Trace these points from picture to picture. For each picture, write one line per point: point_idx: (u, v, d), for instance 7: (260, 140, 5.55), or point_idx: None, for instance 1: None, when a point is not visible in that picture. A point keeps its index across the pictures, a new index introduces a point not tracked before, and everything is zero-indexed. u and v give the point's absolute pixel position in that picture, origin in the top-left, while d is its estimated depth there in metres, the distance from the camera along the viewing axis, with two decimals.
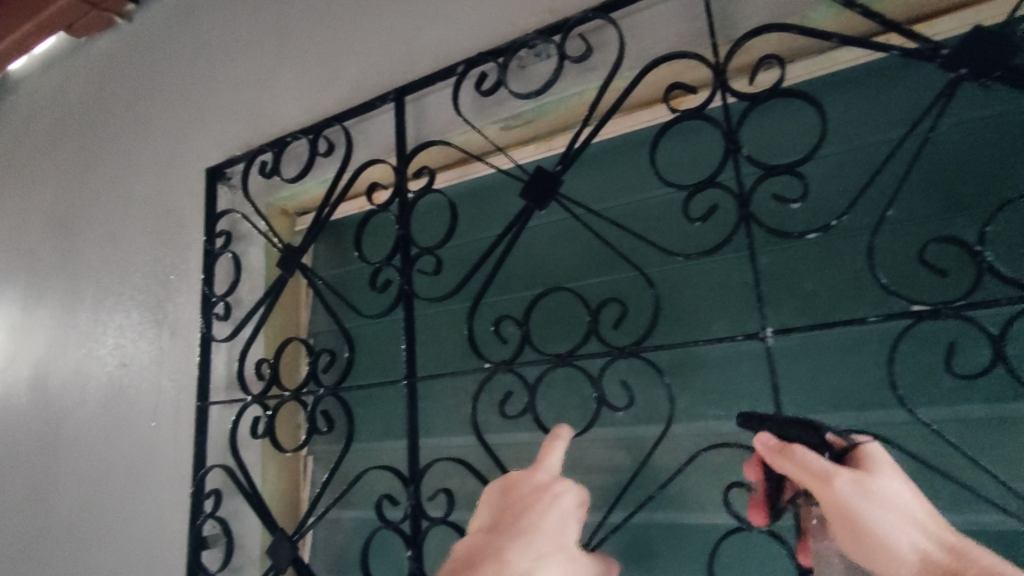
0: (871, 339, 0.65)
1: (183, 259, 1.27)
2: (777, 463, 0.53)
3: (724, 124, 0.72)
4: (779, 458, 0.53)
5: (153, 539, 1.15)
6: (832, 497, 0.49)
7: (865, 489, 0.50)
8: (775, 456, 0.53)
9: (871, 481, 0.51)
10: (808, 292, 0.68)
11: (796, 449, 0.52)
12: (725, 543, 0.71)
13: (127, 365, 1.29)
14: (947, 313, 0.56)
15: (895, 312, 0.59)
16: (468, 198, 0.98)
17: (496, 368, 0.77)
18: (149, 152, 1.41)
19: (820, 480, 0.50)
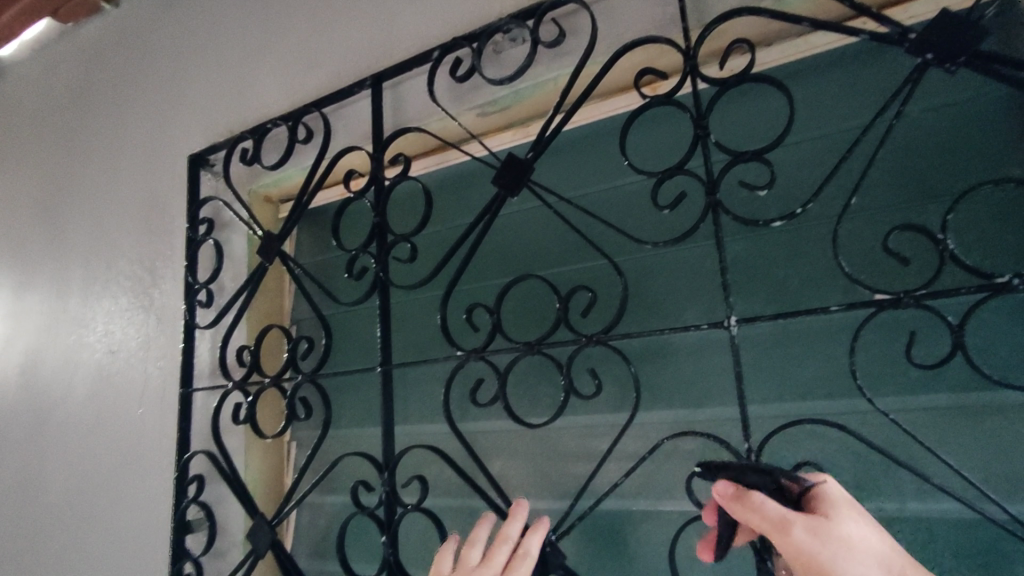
0: (833, 328, 0.65)
1: (168, 246, 1.27)
2: (735, 512, 0.50)
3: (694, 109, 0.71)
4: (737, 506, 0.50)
5: (140, 525, 1.17)
6: (788, 547, 0.47)
7: (822, 535, 0.47)
8: (732, 503, 0.51)
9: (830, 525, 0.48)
10: (775, 280, 0.68)
11: (754, 494, 0.50)
12: (691, 529, 0.71)
13: (115, 352, 1.30)
14: (908, 302, 0.55)
15: (858, 301, 0.58)
16: (444, 185, 0.98)
17: (467, 357, 0.77)
18: (135, 138, 1.40)
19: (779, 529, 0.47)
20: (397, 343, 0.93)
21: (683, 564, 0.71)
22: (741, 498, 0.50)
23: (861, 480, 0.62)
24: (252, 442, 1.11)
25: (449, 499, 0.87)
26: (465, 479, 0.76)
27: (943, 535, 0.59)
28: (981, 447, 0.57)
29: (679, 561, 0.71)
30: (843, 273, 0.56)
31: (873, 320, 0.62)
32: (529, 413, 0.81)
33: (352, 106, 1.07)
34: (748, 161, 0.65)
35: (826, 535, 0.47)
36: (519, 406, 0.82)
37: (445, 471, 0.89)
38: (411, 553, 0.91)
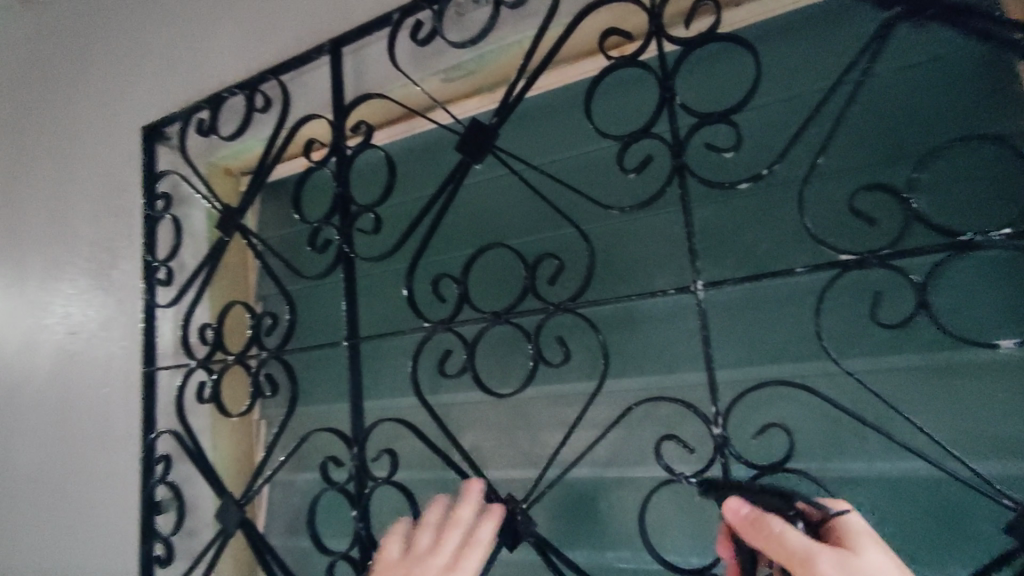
0: (801, 292, 0.63)
1: (126, 223, 1.22)
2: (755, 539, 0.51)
3: (660, 71, 0.69)
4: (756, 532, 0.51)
5: (107, 508, 1.14)
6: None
7: (850, 567, 0.46)
8: (751, 528, 0.52)
9: (858, 557, 0.47)
10: (745, 244, 0.67)
11: (772, 522, 0.51)
12: (660, 494, 0.72)
13: (76, 332, 1.26)
14: (873, 262, 0.56)
15: (823, 263, 0.58)
16: (408, 155, 0.94)
17: (434, 329, 0.76)
18: (86, 110, 1.33)
19: (800, 559, 0.48)
20: (364, 316, 0.91)
21: (652, 529, 0.72)
22: (756, 525, 0.51)
23: (828, 441, 0.62)
24: (218, 421, 1.09)
25: (420, 474, 0.86)
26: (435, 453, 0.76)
27: (909, 494, 0.59)
28: (945, 405, 0.57)
29: (648, 525, 0.72)
30: (810, 234, 0.56)
31: (838, 282, 0.61)
32: (497, 384, 0.80)
33: (311, 74, 1.03)
34: (712, 123, 0.64)
35: (852, 564, 0.46)
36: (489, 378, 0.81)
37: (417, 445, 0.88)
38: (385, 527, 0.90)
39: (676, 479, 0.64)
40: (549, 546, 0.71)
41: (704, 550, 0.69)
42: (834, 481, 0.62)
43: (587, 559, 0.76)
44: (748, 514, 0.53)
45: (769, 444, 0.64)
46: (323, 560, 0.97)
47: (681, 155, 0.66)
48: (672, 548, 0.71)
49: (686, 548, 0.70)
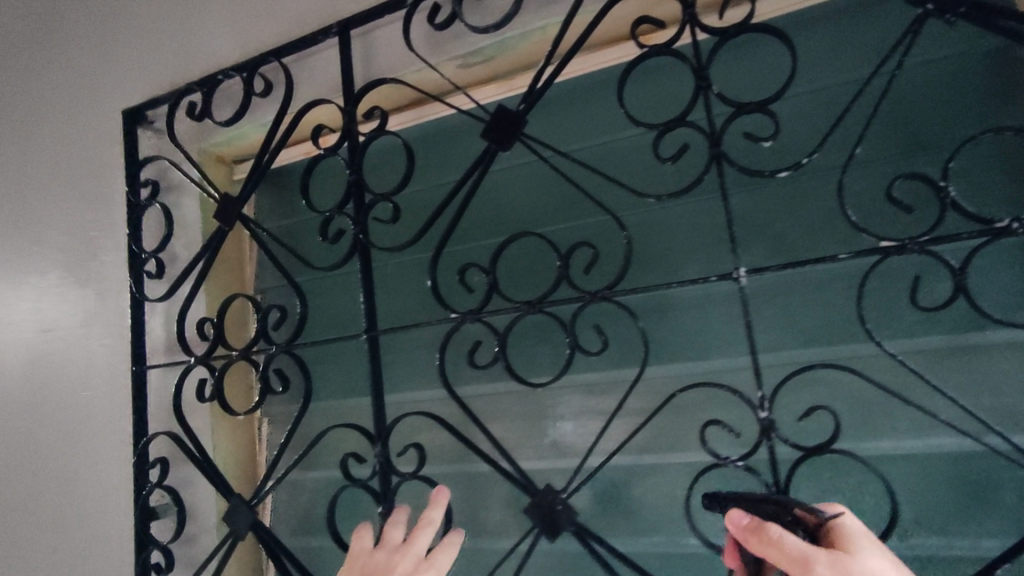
0: (843, 276, 0.65)
1: (105, 214, 1.15)
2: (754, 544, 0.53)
3: (695, 60, 0.70)
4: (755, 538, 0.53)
5: (93, 516, 1.08)
6: None
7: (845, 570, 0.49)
8: (749, 535, 0.54)
9: (852, 560, 0.50)
10: (777, 233, 0.68)
11: (769, 528, 0.53)
12: (704, 481, 0.73)
13: (49, 331, 1.18)
14: (914, 247, 0.58)
15: (864, 249, 0.60)
16: (424, 143, 0.91)
17: (463, 319, 0.75)
18: (55, 92, 1.24)
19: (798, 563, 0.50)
20: (381, 308, 0.89)
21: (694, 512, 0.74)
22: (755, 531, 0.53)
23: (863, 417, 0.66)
24: (220, 419, 1.05)
25: (448, 467, 0.86)
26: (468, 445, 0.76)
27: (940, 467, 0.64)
28: (979, 384, 0.61)
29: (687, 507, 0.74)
30: (852, 223, 0.58)
31: (879, 267, 0.63)
32: (529, 374, 0.80)
33: (315, 57, 0.99)
34: (750, 113, 0.66)
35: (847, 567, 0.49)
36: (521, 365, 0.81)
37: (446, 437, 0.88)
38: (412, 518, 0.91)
39: (724, 463, 0.66)
40: (591, 535, 0.72)
41: None
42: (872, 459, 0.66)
43: (623, 543, 0.78)
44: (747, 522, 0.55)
45: (815, 426, 0.67)
46: (340, 559, 0.95)
47: (719, 144, 0.68)
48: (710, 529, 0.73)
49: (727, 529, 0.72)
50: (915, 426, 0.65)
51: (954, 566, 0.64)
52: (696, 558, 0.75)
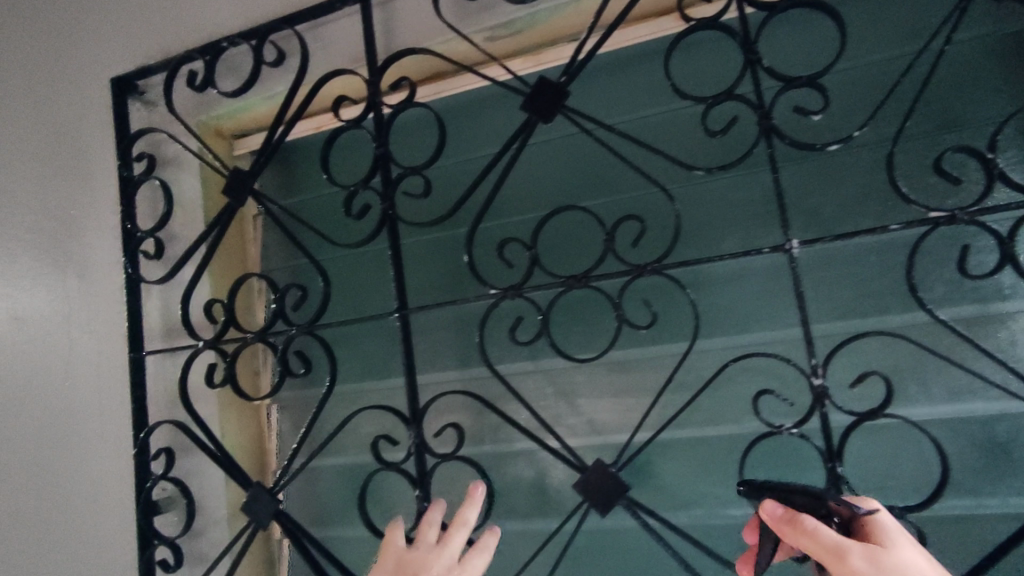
0: (894, 247, 0.70)
1: (88, 191, 1.06)
2: (789, 534, 0.56)
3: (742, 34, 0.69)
4: (790, 528, 0.56)
5: (86, 515, 1.01)
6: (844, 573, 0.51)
7: (879, 562, 0.51)
8: (785, 526, 0.57)
9: (885, 553, 0.52)
10: (813, 206, 0.71)
11: (804, 520, 0.55)
12: (753, 453, 0.75)
13: (22, 318, 1.08)
14: (964, 218, 0.60)
15: (912, 221, 0.62)
16: (457, 115, 0.89)
17: (503, 295, 0.75)
18: (23, 58, 1.14)
19: (832, 552, 0.53)
20: (414, 285, 0.88)
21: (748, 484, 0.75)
22: (792, 522, 0.56)
23: (911, 377, 0.70)
24: (228, 406, 1.00)
25: (485, 446, 0.88)
26: (523, 432, 0.76)
27: (979, 428, 0.68)
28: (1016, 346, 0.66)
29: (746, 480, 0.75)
30: (904, 196, 0.60)
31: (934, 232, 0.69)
32: (576, 349, 0.81)
33: (330, 25, 0.94)
34: (798, 87, 0.67)
35: (879, 559, 0.52)
36: (567, 340, 0.82)
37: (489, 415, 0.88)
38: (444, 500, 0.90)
39: (779, 431, 0.67)
40: (642, 508, 0.71)
41: None
42: (923, 422, 0.70)
43: (670, 516, 0.79)
44: (783, 513, 0.58)
45: (866, 393, 0.71)
46: (370, 543, 0.95)
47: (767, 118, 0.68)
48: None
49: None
50: (959, 389, 0.69)
51: (994, 522, 0.67)
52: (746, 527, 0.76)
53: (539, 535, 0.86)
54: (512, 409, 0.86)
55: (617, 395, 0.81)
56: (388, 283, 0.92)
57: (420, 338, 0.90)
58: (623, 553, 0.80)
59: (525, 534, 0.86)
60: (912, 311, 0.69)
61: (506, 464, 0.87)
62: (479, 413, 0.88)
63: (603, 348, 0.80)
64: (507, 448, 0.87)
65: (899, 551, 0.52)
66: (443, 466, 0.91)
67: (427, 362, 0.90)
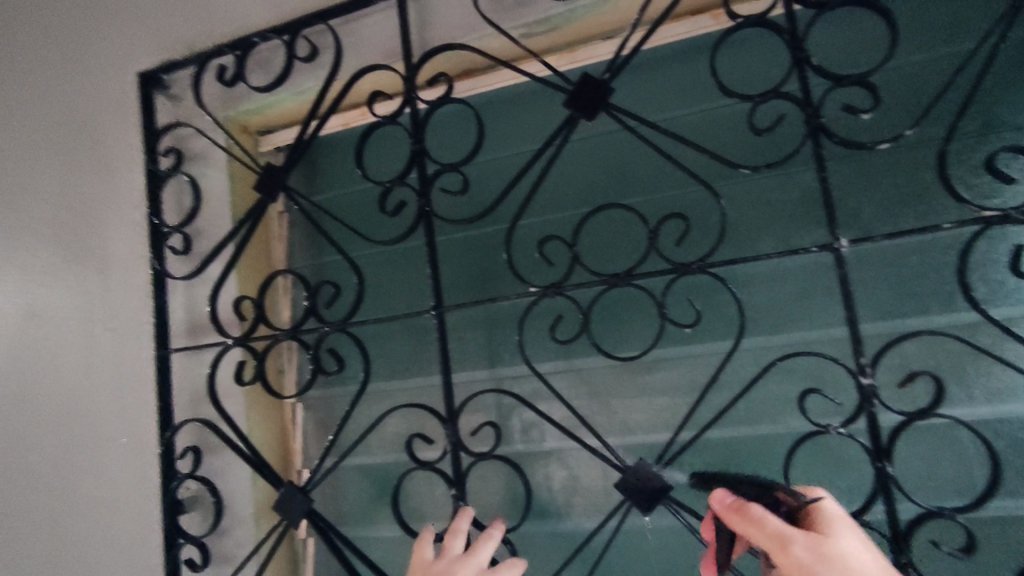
0: (943, 245, 0.70)
1: (109, 186, 1.05)
2: (735, 522, 0.57)
3: (788, 32, 0.68)
4: (737, 517, 0.57)
5: (106, 515, 0.99)
6: (787, 560, 0.52)
7: (820, 548, 0.53)
8: (732, 515, 0.57)
9: (827, 540, 0.53)
10: (854, 208, 0.73)
11: (750, 509, 0.56)
12: (798, 452, 0.74)
13: (41, 314, 1.06)
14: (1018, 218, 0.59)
15: (967, 219, 0.60)
16: (497, 111, 0.89)
17: (544, 293, 0.74)
18: (42, 50, 1.11)
19: (776, 539, 0.54)
20: (449, 283, 0.88)
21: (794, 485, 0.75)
22: (738, 511, 0.57)
23: (963, 377, 0.70)
24: (254, 402, 0.99)
25: (520, 446, 0.87)
26: (564, 432, 0.75)
27: None
28: None
29: (792, 481, 0.74)
30: (959, 195, 0.59)
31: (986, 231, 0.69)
32: (618, 347, 0.81)
33: (363, 20, 0.92)
34: (846, 86, 0.66)
35: (821, 546, 0.53)
36: (608, 339, 0.82)
37: (524, 412, 0.87)
38: (479, 499, 0.89)
39: (826, 431, 0.65)
40: (684, 508, 0.71)
41: (840, 496, 0.73)
42: (977, 424, 0.69)
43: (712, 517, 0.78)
44: (730, 503, 0.58)
45: (913, 392, 0.71)
46: (401, 544, 0.93)
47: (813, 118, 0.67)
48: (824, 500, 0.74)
49: (830, 496, 0.74)
50: (1010, 391, 0.68)
51: None
52: None
53: (577, 536, 0.84)
54: (548, 407, 0.85)
55: (658, 395, 0.80)
56: (424, 280, 0.93)
57: (453, 335, 0.89)
58: (664, 552, 0.79)
59: (563, 535, 0.85)
60: (958, 310, 0.69)
61: (542, 463, 0.86)
62: (513, 412, 0.87)
63: (646, 346, 0.80)
64: (542, 446, 0.86)
65: (840, 537, 0.54)
66: (477, 465, 0.89)
67: (461, 360, 0.89)
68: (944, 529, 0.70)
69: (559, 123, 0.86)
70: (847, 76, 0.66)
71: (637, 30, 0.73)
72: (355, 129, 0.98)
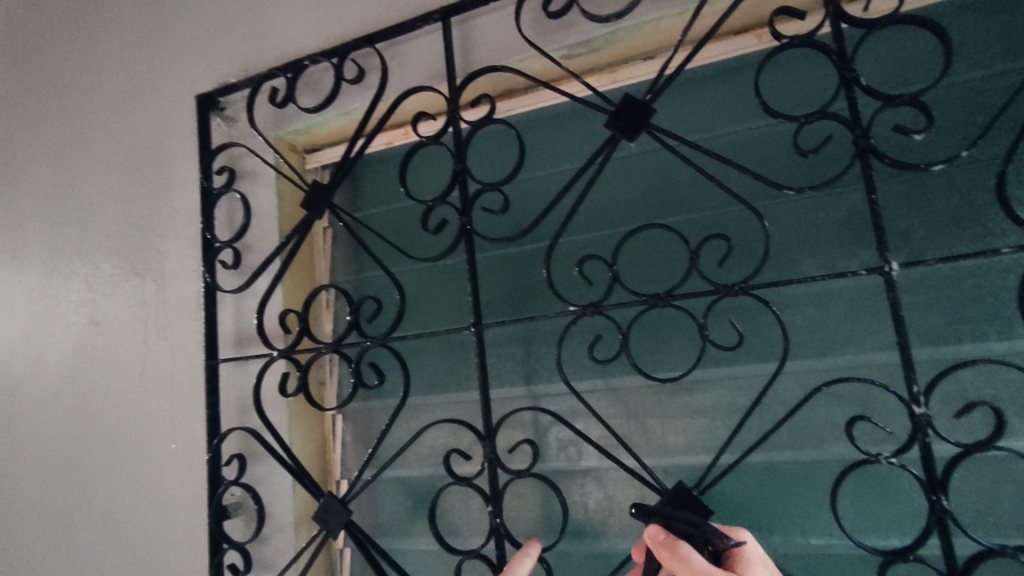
0: (1001, 268, 0.68)
1: (166, 203, 1.10)
2: (664, 558, 0.58)
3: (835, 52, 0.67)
4: (668, 553, 0.58)
5: (155, 517, 1.03)
6: None
7: None
8: (663, 550, 0.59)
9: None
10: (903, 230, 0.71)
11: (681, 546, 0.58)
12: (846, 481, 0.72)
13: (101, 322, 1.12)
14: None
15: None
16: (538, 130, 0.90)
17: (583, 312, 0.74)
18: (110, 74, 1.18)
19: None
20: (488, 299, 0.89)
21: (842, 514, 0.72)
22: (670, 548, 0.58)
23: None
24: (297, 413, 1.01)
25: (557, 464, 0.86)
26: (602, 452, 0.75)
27: None
28: None
29: (839, 510, 0.72)
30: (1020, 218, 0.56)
31: None
32: (658, 368, 0.80)
33: (408, 43, 0.95)
34: (897, 106, 0.64)
35: None
36: (646, 358, 0.81)
37: (561, 429, 0.86)
38: (515, 515, 0.89)
39: (876, 459, 0.62)
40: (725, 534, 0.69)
41: (890, 527, 0.70)
42: None
43: None
44: (664, 538, 0.60)
45: (970, 422, 0.68)
46: (436, 558, 0.93)
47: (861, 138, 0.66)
48: (873, 530, 0.71)
49: (879, 527, 0.71)
50: None
51: None
52: (839, 558, 0.72)
53: (613, 557, 0.83)
54: (586, 426, 0.84)
55: (699, 417, 0.78)
56: (463, 296, 0.94)
57: (490, 351, 0.90)
58: None
59: (599, 556, 0.83)
60: (1017, 337, 0.67)
61: (578, 482, 0.85)
62: (550, 429, 0.87)
63: (687, 367, 0.79)
64: (578, 465, 0.85)
65: None
66: (513, 482, 0.89)
67: (499, 376, 0.90)
68: (1004, 567, 0.67)
69: (601, 142, 0.87)
70: (898, 96, 0.65)
71: (679, 51, 0.73)
72: (398, 147, 1.01)
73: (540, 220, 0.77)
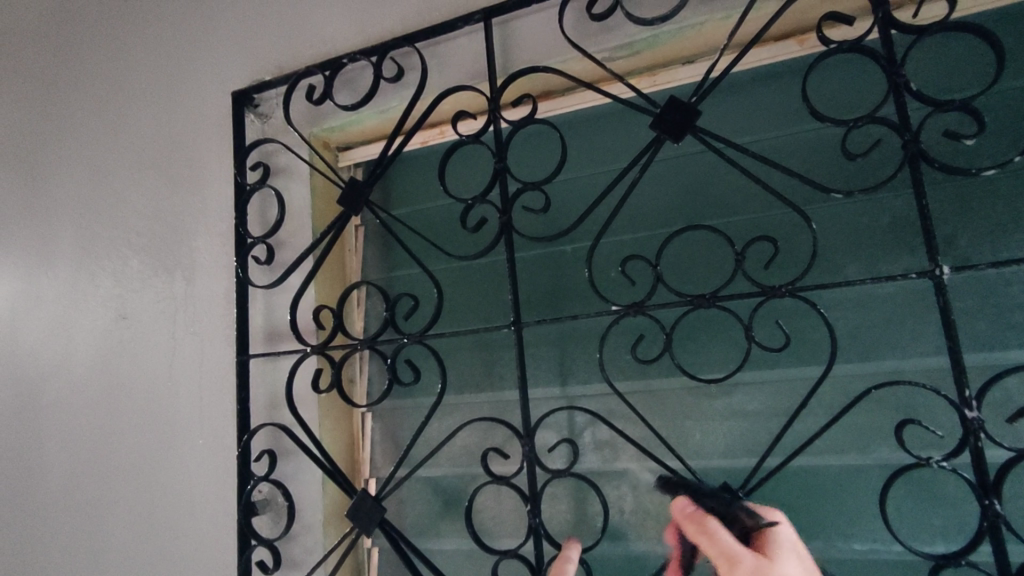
0: None
1: (199, 199, 1.10)
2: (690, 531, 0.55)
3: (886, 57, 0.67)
4: (694, 527, 0.55)
5: (182, 512, 1.02)
6: None
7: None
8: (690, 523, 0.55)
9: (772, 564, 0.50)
10: (951, 235, 0.71)
11: (708, 520, 0.54)
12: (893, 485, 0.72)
13: (129, 318, 1.12)
14: None
15: None
16: (579, 131, 0.91)
17: (625, 312, 0.73)
18: (142, 72, 1.19)
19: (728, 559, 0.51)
20: (527, 297, 0.89)
21: (890, 519, 0.72)
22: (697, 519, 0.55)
23: None
24: (329, 410, 1.01)
25: (593, 465, 0.86)
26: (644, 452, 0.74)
27: None
28: None
29: (887, 514, 0.72)
30: None
31: None
32: (702, 369, 0.80)
33: (448, 42, 0.95)
34: (946, 111, 0.64)
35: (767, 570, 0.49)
36: (690, 359, 0.81)
37: (598, 430, 0.86)
38: (549, 514, 0.89)
39: (926, 464, 0.62)
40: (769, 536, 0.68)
41: (938, 532, 0.70)
42: None
43: None
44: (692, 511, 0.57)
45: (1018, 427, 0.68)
46: (467, 559, 0.93)
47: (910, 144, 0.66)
48: (920, 535, 0.71)
49: (927, 532, 0.71)
50: None
51: None
52: (885, 563, 0.71)
53: (650, 560, 0.82)
54: (625, 426, 0.84)
55: (741, 420, 0.78)
56: (500, 295, 0.94)
57: (527, 350, 0.90)
58: None
59: (636, 558, 0.83)
60: None
61: (615, 484, 0.85)
62: (587, 430, 0.87)
63: (732, 368, 0.79)
64: (614, 466, 0.85)
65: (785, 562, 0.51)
66: (549, 482, 0.89)
67: (535, 376, 0.89)
68: None
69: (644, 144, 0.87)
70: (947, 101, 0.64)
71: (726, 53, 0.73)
72: (434, 146, 1.02)
73: (584, 217, 0.77)
